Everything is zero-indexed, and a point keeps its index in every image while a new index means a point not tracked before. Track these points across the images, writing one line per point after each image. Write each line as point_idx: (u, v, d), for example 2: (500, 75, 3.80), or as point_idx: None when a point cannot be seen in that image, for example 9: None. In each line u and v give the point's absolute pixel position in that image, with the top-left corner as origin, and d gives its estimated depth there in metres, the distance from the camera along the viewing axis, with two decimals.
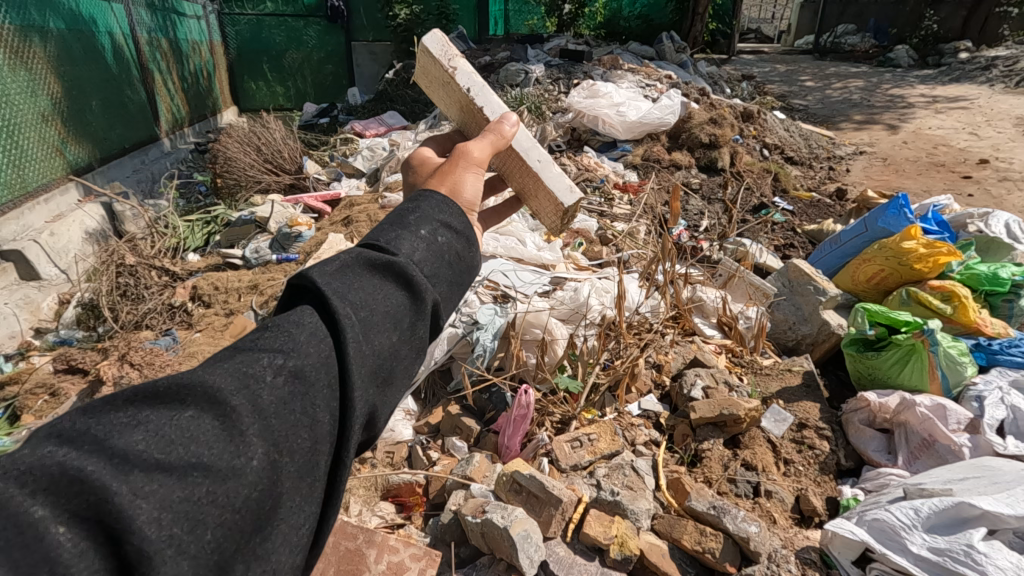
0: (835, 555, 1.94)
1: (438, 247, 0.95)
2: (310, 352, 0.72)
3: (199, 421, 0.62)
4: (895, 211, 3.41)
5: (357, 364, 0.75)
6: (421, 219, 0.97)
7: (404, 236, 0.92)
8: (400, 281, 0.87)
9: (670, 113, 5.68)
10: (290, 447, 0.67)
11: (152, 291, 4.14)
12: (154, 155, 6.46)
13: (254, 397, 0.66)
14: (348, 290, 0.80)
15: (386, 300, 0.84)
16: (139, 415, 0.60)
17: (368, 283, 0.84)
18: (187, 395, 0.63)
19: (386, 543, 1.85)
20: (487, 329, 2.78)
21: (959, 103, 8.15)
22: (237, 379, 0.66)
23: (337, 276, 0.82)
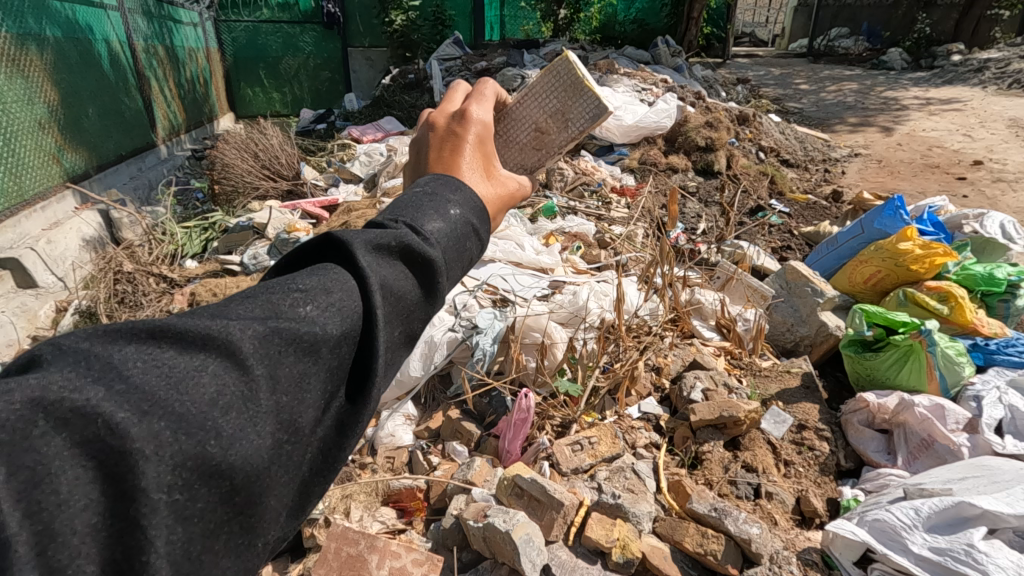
0: (836, 556, 1.94)
1: (470, 241, 0.89)
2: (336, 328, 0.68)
3: (220, 379, 0.59)
4: (891, 212, 3.46)
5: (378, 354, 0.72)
6: (461, 200, 0.89)
7: (442, 217, 0.85)
8: (430, 271, 0.81)
9: (666, 117, 5.71)
10: (302, 426, 0.64)
11: (150, 298, 4.12)
12: (151, 162, 6.46)
13: (274, 366, 0.63)
14: (382, 270, 0.75)
15: (414, 284, 0.79)
16: (156, 358, 0.58)
17: (399, 264, 0.78)
18: (215, 347, 0.60)
19: (388, 548, 1.85)
20: (487, 333, 2.78)
21: (952, 105, 8.21)
22: (260, 342, 0.62)
23: (368, 244, 0.76)
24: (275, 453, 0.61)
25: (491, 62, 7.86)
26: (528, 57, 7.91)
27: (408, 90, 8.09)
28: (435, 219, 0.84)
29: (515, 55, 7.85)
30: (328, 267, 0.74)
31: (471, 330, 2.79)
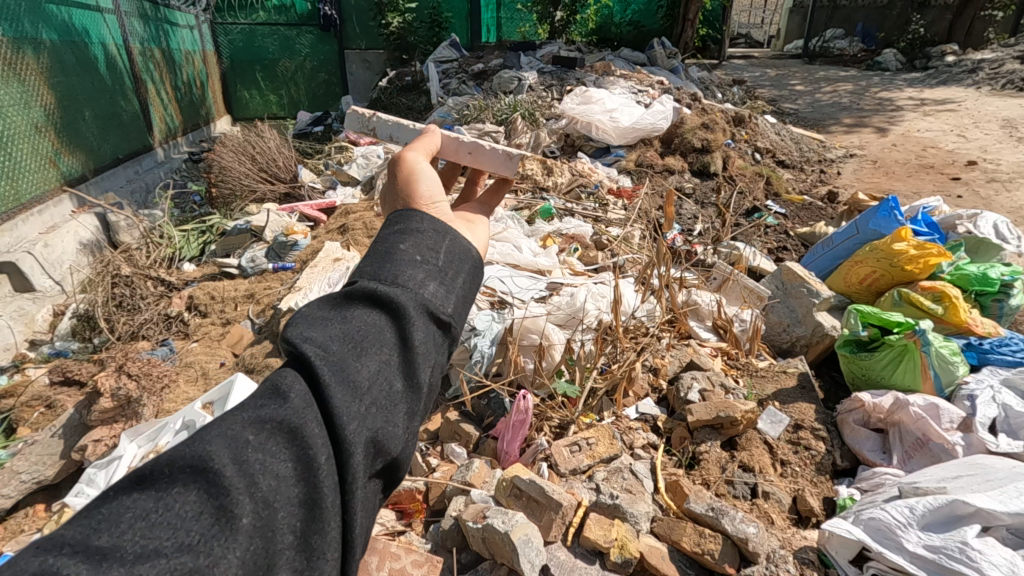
0: (832, 554, 1.96)
1: (403, 257, 0.97)
2: (287, 404, 0.75)
3: (184, 495, 0.66)
4: (886, 213, 3.47)
5: (338, 395, 0.76)
6: (383, 240, 1.01)
7: (369, 266, 0.96)
8: (372, 305, 0.89)
9: (662, 118, 5.74)
10: (279, 499, 0.70)
11: (148, 301, 4.13)
12: (149, 165, 6.46)
13: (235, 456, 0.69)
14: (318, 331, 0.82)
15: (360, 322, 0.86)
16: (124, 503, 0.64)
17: (339, 315, 0.86)
18: (172, 472, 0.67)
19: (388, 549, 1.86)
20: (485, 335, 2.82)
21: (947, 106, 8.26)
22: (218, 444, 0.69)
23: (305, 320, 0.85)
24: (259, 535, 0.67)
25: (488, 64, 7.89)
26: (525, 59, 7.94)
27: (405, 92, 8.10)
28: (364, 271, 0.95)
29: (512, 58, 7.89)
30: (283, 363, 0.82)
31: (469, 332, 2.83)
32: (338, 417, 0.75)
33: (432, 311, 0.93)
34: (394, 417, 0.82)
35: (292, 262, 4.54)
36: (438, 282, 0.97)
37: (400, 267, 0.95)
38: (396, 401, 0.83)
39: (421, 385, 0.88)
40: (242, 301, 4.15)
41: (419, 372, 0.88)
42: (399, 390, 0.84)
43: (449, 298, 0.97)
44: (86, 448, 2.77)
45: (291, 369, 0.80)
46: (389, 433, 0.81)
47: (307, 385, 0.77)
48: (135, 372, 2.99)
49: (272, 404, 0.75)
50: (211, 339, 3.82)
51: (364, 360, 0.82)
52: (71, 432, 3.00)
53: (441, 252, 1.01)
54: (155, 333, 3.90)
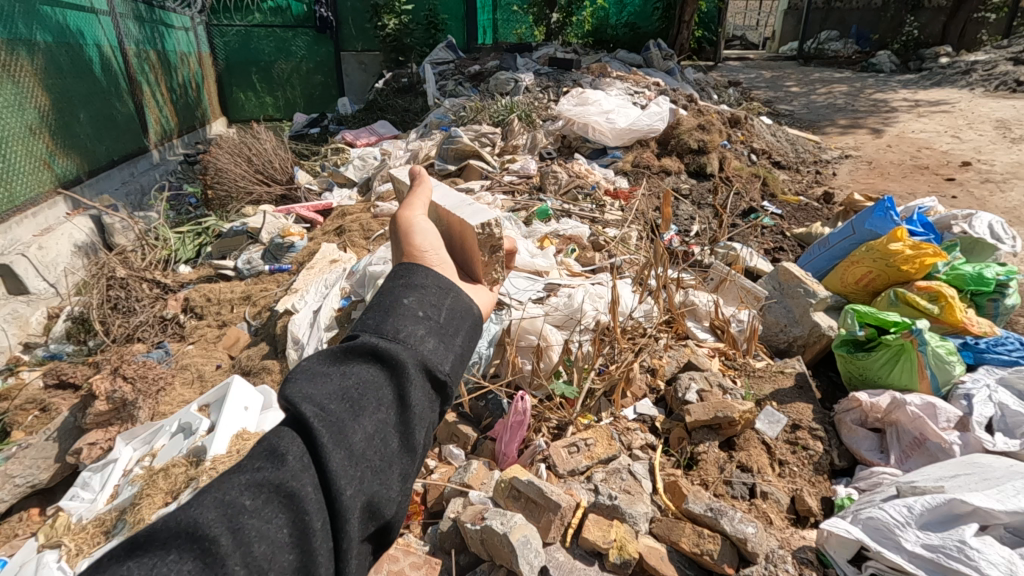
0: (831, 554, 1.96)
1: (406, 311, 0.96)
2: (284, 467, 0.76)
3: (180, 563, 0.66)
4: (882, 214, 3.48)
5: (336, 459, 0.79)
6: (386, 291, 1.00)
7: (372, 318, 0.96)
8: (371, 362, 0.90)
9: (659, 120, 5.76)
10: (273, 564, 0.72)
11: (144, 303, 4.11)
12: (144, 167, 6.43)
13: (233, 520, 0.71)
14: (316, 389, 0.84)
15: (358, 380, 0.88)
16: (119, 569, 0.64)
17: (337, 373, 0.87)
18: (168, 540, 0.68)
19: (386, 552, 1.85)
20: (483, 336, 2.83)
21: (940, 107, 8.30)
22: (217, 510, 0.71)
23: (303, 376, 0.86)
24: None
25: (484, 65, 7.89)
26: (521, 60, 7.95)
27: (402, 94, 8.09)
28: (365, 323, 0.95)
29: (508, 59, 7.90)
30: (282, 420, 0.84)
31: None
32: (337, 482, 0.78)
33: (432, 369, 0.93)
34: (388, 480, 0.84)
35: (289, 264, 4.53)
36: (438, 339, 0.96)
37: (403, 321, 0.95)
38: (390, 463, 0.85)
39: (416, 446, 0.89)
40: (238, 303, 4.14)
41: (416, 432, 0.89)
42: (394, 451, 0.86)
43: (448, 355, 0.97)
44: (81, 451, 2.75)
45: (289, 428, 0.81)
46: (382, 495, 0.83)
47: (305, 445, 0.79)
48: (130, 375, 2.97)
49: (269, 468, 0.77)
50: (207, 342, 3.81)
51: (362, 422, 0.83)
52: (66, 435, 2.97)
53: (444, 309, 1.00)
54: (151, 336, 3.89)
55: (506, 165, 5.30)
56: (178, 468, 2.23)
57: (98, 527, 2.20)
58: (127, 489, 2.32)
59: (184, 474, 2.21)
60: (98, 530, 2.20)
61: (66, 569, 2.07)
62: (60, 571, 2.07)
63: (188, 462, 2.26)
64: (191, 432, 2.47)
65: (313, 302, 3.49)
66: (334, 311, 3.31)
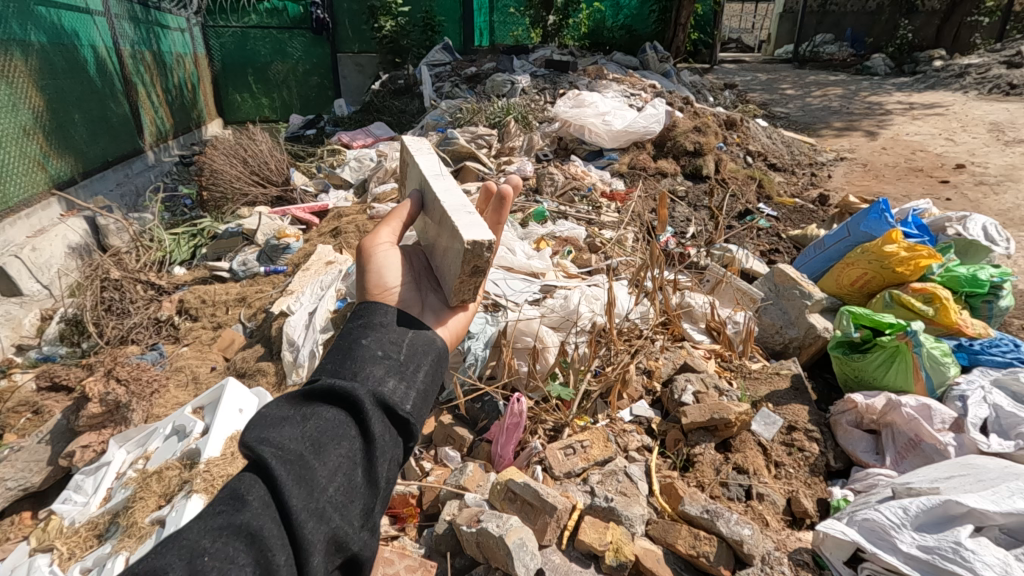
0: (826, 556, 1.96)
1: (366, 352, 1.02)
2: (244, 511, 0.79)
3: None
4: (877, 216, 3.50)
5: (297, 497, 0.82)
6: (346, 336, 1.06)
7: (332, 360, 1.00)
8: (331, 400, 0.93)
9: (655, 122, 5.77)
10: None
11: (138, 305, 4.10)
12: (139, 168, 6.40)
13: (194, 562, 0.73)
14: (274, 432, 0.87)
15: (318, 420, 0.90)
16: None
17: (297, 415, 0.90)
18: None
19: (381, 555, 1.84)
20: (479, 338, 2.82)
21: (935, 110, 8.35)
22: (179, 554, 0.73)
23: (264, 420, 0.89)
24: None
25: (481, 67, 7.89)
26: (518, 62, 7.96)
27: (398, 95, 8.09)
28: (326, 367, 0.99)
29: (505, 61, 7.91)
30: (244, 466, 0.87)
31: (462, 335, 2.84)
32: (297, 518, 0.80)
33: (391, 403, 0.97)
34: (352, 515, 0.87)
35: (284, 266, 4.52)
36: (398, 378, 1.01)
37: (361, 362, 0.99)
38: (353, 498, 0.88)
39: (380, 481, 0.92)
40: (233, 305, 4.13)
41: (379, 469, 0.92)
42: (357, 485, 0.89)
43: (410, 391, 1.01)
44: (74, 454, 2.76)
45: (249, 472, 0.84)
46: (347, 531, 0.86)
47: (265, 487, 0.82)
48: (124, 377, 2.96)
49: (231, 510, 0.79)
50: (202, 344, 3.80)
51: (324, 459, 0.86)
52: (59, 438, 2.94)
53: (403, 347, 1.06)
54: (146, 337, 3.88)
55: (503, 166, 5.30)
56: (172, 471, 2.22)
57: (90, 530, 2.19)
58: (120, 492, 2.31)
59: (178, 476, 2.20)
60: (90, 534, 2.18)
61: (58, 573, 2.06)
62: (51, 574, 2.06)
63: (182, 464, 2.25)
64: (185, 434, 2.46)
65: (309, 304, 3.47)
66: (329, 313, 3.30)
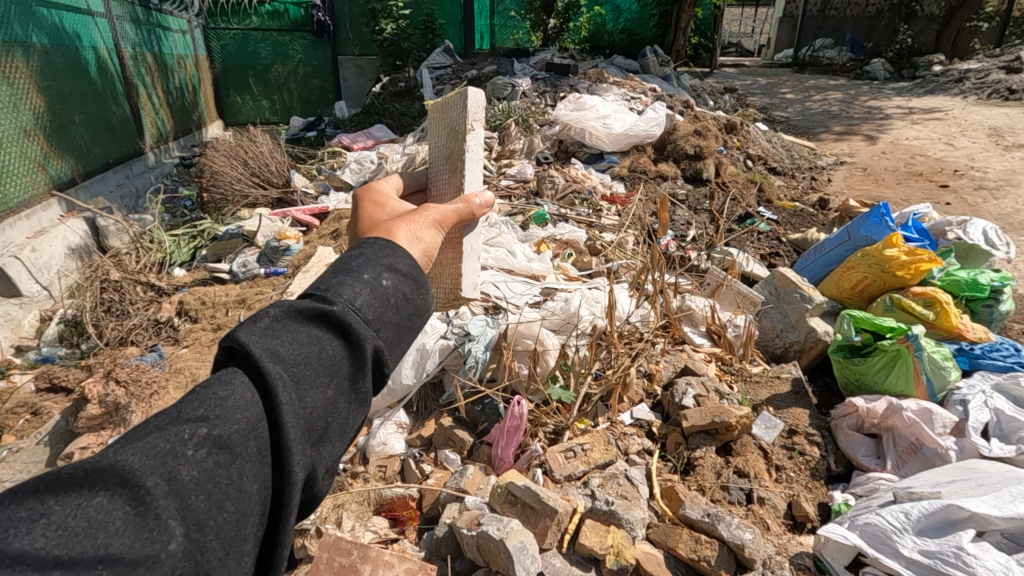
0: (828, 560, 1.95)
1: (382, 291, 0.94)
2: (232, 430, 0.72)
3: (109, 506, 0.62)
4: (877, 220, 3.50)
5: (291, 427, 0.76)
6: (363, 264, 0.97)
7: (346, 281, 0.91)
8: (336, 330, 0.87)
9: (655, 125, 5.77)
10: (212, 525, 0.69)
11: (137, 306, 4.08)
12: (139, 170, 6.41)
13: (170, 472, 0.67)
14: (279, 347, 0.80)
15: (321, 350, 0.84)
16: (39, 508, 0.60)
17: (301, 334, 0.84)
18: (98, 479, 0.63)
19: (381, 557, 1.83)
20: (479, 340, 2.81)
21: (934, 115, 8.37)
22: (153, 457, 0.66)
23: (265, 328, 0.82)
24: (184, 558, 0.66)
25: (481, 70, 7.90)
26: (518, 65, 7.97)
27: (398, 97, 8.10)
28: (342, 283, 0.91)
29: (506, 64, 7.92)
30: (229, 366, 0.79)
31: (462, 338, 2.84)
32: (288, 450, 0.75)
33: (384, 358, 0.93)
34: (327, 459, 0.83)
35: (285, 267, 4.52)
36: (398, 333, 0.96)
37: (375, 301, 0.92)
38: (332, 441, 0.84)
39: (356, 430, 0.89)
40: (233, 306, 4.14)
41: (358, 419, 0.89)
42: (338, 429, 0.85)
43: (403, 350, 0.97)
44: (73, 455, 2.74)
45: (242, 377, 0.77)
46: (320, 472, 0.83)
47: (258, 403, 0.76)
48: (123, 378, 2.95)
49: (217, 419, 0.72)
50: (201, 345, 3.80)
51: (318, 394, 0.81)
52: (57, 439, 2.93)
53: (413, 301, 0.99)
54: (145, 338, 3.87)
55: (502, 169, 5.31)
56: None
57: None
58: None
59: None
60: None
61: None
62: None
63: None
64: None
65: None
66: None
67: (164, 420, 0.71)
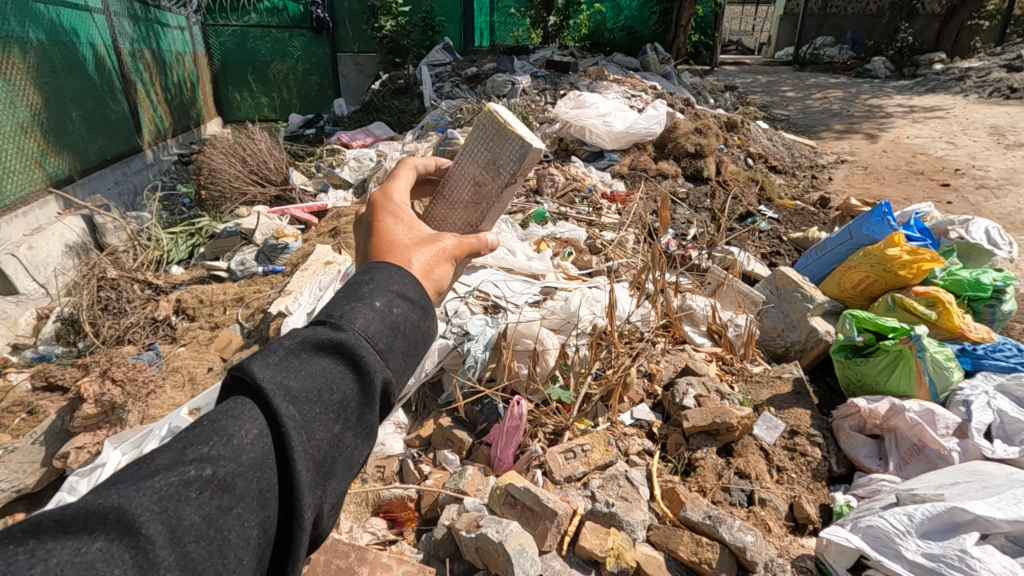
0: (830, 563, 1.93)
1: (393, 318, 0.93)
2: (238, 472, 0.70)
3: (108, 550, 0.60)
4: (879, 219, 3.48)
5: (300, 467, 0.75)
6: (376, 290, 0.95)
7: (358, 308, 0.90)
8: (348, 362, 0.85)
9: (656, 123, 5.75)
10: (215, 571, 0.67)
11: (134, 304, 4.05)
12: (137, 167, 6.37)
13: (171, 518, 0.65)
14: (291, 382, 0.79)
15: (332, 383, 0.82)
16: (40, 550, 0.58)
17: (312, 366, 0.82)
18: (99, 522, 0.61)
19: (379, 560, 1.81)
20: (479, 339, 2.76)
21: (935, 113, 8.34)
22: (157, 501, 0.64)
23: (276, 359, 0.81)
24: None
25: (481, 68, 7.87)
26: (518, 63, 7.94)
27: (397, 95, 8.07)
28: (355, 310, 0.89)
29: (506, 62, 7.88)
30: (235, 398, 0.77)
31: (462, 337, 2.80)
32: (295, 492, 0.73)
33: (394, 389, 0.91)
34: (333, 497, 0.81)
35: (283, 266, 4.50)
36: (408, 363, 0.94)
37: (384, 329, 0.90)
38: (338, 477, 0.82)
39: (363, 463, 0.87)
40: (231, 305, 4.12)
41: (365, 453, 0.87)
42: (345, 465, 0.83)
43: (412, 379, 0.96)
44: (68, 455, 2.72)
45: (252, 410, 0.76)
46: (325, 510, 0.81)
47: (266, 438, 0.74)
48: (119, 377, 2.92)
49: (224, 457, 0.70)
50: (198, 344, 3.79)
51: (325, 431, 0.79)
52: (53, 439, 2.91)
53: (422, 329, 0.98)
54: (142, 337, 3.84)
55: None
56: None
57: None
58: None
59: None
60: None
61: None
62: None
63: None
64: None
65: (307, 304, 3.48)
66: None
67: (172, 457, 0.69)
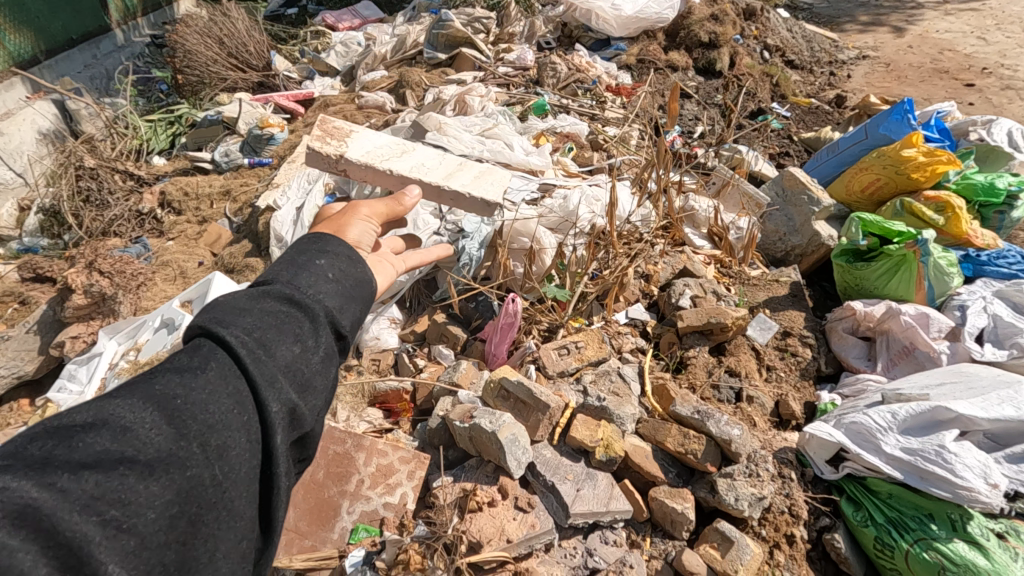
0: (810, 455, 2.01)
1: (325, 260, 0.99)
2: (203, 373, 0.77)
3: (98, 450, 0.67)
4: (899, 117, 3.27)
5: (261, 379, 0.81)
6: (300, 250, 1.01)
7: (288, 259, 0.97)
8: (287, 295, 0.91)
9: (669, 7, 5.19)
10: (198, 465, 0.73)
11: (117, 196, 3.92)
12: (107, 49, 5.86)
13: (151, 427, 0.71)
14: (238, 314, 0.85)
15: (279, 315, 0.88)
16: (27, 455, 0.64)
17: (258, 299, 0.88)
18: (86, 429, 0.68)
19: (375, 446, 1.87)
20: (473, 237, 2.68)
21: (970, 4, 7.69)
22: (133, 414, 0.71)
23: (220, 303, 0.86)
24: (171, 500, 0.70)
25: None
26: None
27: None
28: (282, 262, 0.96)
29: None
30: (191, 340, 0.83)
31: (457, 235, 2.72)
32: (259, 398, 0.80)
33: (339, 319, 0.95)
34: (305, 412, 0.86)
35: (270, 158, 4.30)
36: (349, 295, 0.98)
37: (315, 271, 0.96)
38: (305, 391, 0.87)
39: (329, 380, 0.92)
40: (218, 200, 3.99)
41: (328, 374, 0.92)
42: (310, 382, 0.88)
43: (354, 314, 0.99)
44: (64, 344, 2.75)
45: (206, 342, 0.82)
46: (298, 416, 0.85)
47: (224, 358, 0.80)
48: (106, 269, 2.83)
49: (189, 374, 0.77)
50: (187, 238, 3.72)
51: (282, 349, 0.85)
52: (47, 328, 2.91)
53: (357, 266, 1.02)
54: (127, 230, 3.72)
55: (500, 55, 4.92)
56: None
57: None
58: (114, 381, 2.48)
59: None
60: None
61: None
62: None
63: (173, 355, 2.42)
64: (173, 327, 2.56)
65: (296, 199, 3.36)
66: (317, 209, 3.27)
67: (140, 384, 0.75)
